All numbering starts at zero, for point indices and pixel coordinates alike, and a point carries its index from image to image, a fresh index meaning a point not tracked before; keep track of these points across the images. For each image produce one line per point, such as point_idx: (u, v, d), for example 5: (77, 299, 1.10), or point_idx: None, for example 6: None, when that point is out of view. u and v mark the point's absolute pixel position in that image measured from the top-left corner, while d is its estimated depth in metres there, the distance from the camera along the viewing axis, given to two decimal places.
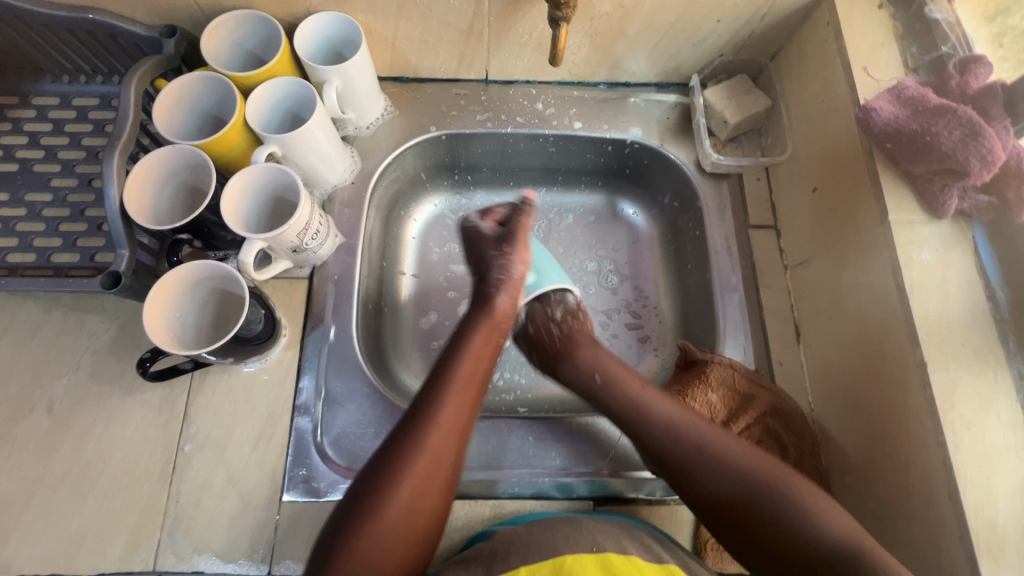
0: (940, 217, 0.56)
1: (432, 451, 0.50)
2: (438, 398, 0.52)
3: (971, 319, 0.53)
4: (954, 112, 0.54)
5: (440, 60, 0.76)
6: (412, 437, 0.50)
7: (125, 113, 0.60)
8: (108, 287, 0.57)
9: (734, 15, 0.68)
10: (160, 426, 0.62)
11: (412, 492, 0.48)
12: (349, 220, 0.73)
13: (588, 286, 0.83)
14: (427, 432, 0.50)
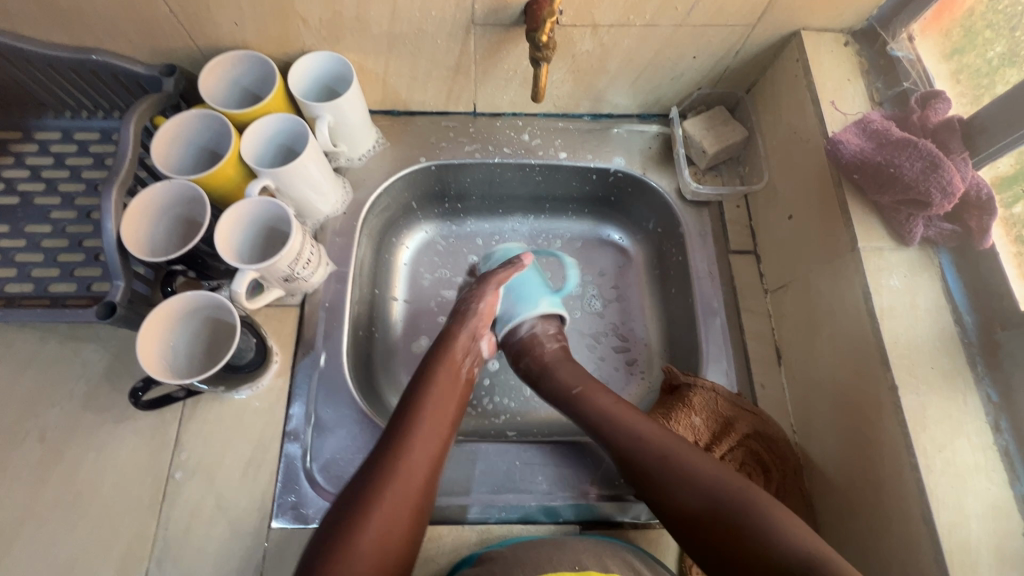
0: (906, 244, 0.58)
1: (403, 468, 0.54)
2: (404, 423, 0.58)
3: (940, 342, 0.55)
4: (915, 146, 0.56)
5: (430, 94, 0.79)
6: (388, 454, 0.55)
7: (125, 149, 0.62)
8: (103, 317, 0.59)
9: (708, 52, 0.72)
10: (152, 453, 0.63)
11: (386, 509, 0.51)
12: (340, 249, 0.75)
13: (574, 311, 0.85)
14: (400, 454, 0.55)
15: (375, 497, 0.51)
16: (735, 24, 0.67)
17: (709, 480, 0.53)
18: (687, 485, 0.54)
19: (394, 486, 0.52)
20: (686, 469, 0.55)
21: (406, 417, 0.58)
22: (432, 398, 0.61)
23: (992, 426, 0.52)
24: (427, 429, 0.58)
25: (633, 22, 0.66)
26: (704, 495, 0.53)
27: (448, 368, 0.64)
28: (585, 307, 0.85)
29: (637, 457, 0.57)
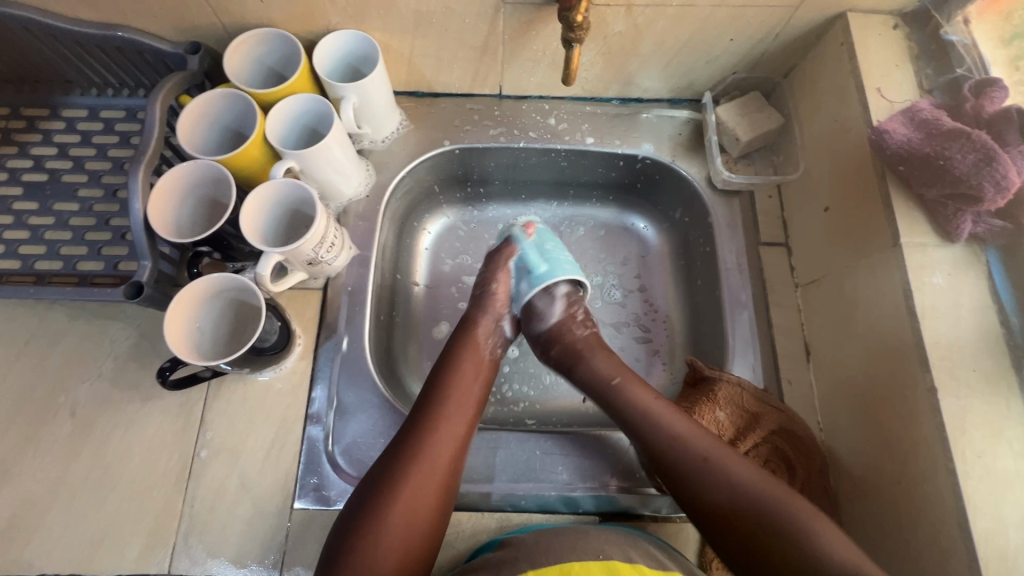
0: (952, 240, 0.56)
1: (422, 462, 0.55)
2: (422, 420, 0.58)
3: (983, 344, 0.52)
4: (968, 137, 0.53)
5: (456, 76, 0.77)
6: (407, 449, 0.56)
7: (151, 128, 0.62)
8: (131, 297, 0.60)
9: (747, 34, 0.69)
10: (178, 431, 0.64)
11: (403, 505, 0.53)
12: (363, 233, 0.75)
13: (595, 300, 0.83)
14: (418, 447, 0.56)
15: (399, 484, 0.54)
16: (777, 4, 0.64)
17: (744, 480, 0.54)
18: (720, 479, 0.54)
19: (416, 472, 0.55)
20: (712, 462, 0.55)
21: (429, 404, 0.60)
22: (455, 384, 0.62)
23: None
24: (449, 417, 0.59)
25: (669, 1, 0.63)
26: (730, 491, 0.53)
27: (469, 354, 0.65)
28: (606, 296, 0.83)
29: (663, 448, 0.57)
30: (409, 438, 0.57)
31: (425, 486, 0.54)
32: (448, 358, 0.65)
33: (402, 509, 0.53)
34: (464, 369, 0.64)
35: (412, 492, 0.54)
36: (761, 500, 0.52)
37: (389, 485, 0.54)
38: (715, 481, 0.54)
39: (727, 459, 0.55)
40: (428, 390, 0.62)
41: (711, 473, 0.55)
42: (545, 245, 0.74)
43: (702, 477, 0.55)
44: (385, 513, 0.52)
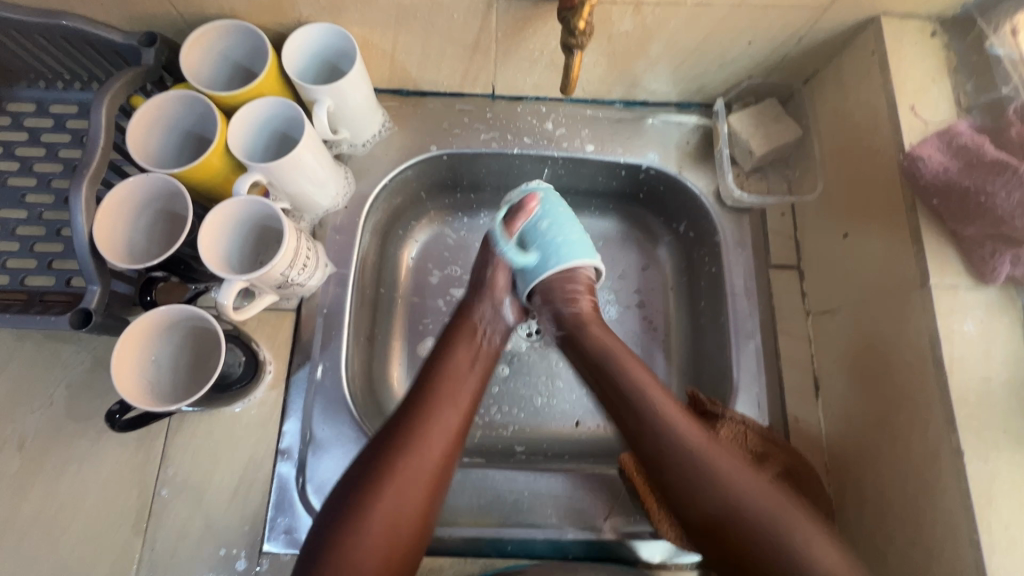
0: (986, 283, 0.50)
1: (412, 458, 0.51)
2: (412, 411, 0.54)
3: (1014, 401, 0.48)
4: (1015, 171, 0.47)
5: (444, 74, 0.70)
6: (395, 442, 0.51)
7: (97, 135, 0.55)
8: (78, 326, 0.54)
9: (767, 37, 0.62)
10: (137, 467, 0.59)
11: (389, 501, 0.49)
12: (340, 248, 0.69)
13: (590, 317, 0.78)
14: (408, 441, 0.52)
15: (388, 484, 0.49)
16: (804, 6, 0.57)
17: (726, 480, 0.50)
18: (704, 473, 0.50)
19: (406, 471, 0.50)
20: (698, 454, 0.51)
21: (419, 397, 0.55)
22: (449, 373, 0.57)
23: None
24: (441, 410, 0.54)
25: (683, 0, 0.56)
26: (721, 492, 0.49)
27: (466, 339, 0.61)
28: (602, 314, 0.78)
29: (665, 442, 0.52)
30: (396, 434, 0.52)
31: (414, 487, 0.50)
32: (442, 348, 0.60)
33: (387, 508, 0.49)
34: (458, 357, 0.59)
35: (400, 492, 0.50)
36: (744, 503, 0.48)
37: (373, 483, 0.49)
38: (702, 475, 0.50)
39: (715, 454, 0.51)
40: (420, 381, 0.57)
41: (697, 465, 0.50)
42: (540, 227, 0.67)
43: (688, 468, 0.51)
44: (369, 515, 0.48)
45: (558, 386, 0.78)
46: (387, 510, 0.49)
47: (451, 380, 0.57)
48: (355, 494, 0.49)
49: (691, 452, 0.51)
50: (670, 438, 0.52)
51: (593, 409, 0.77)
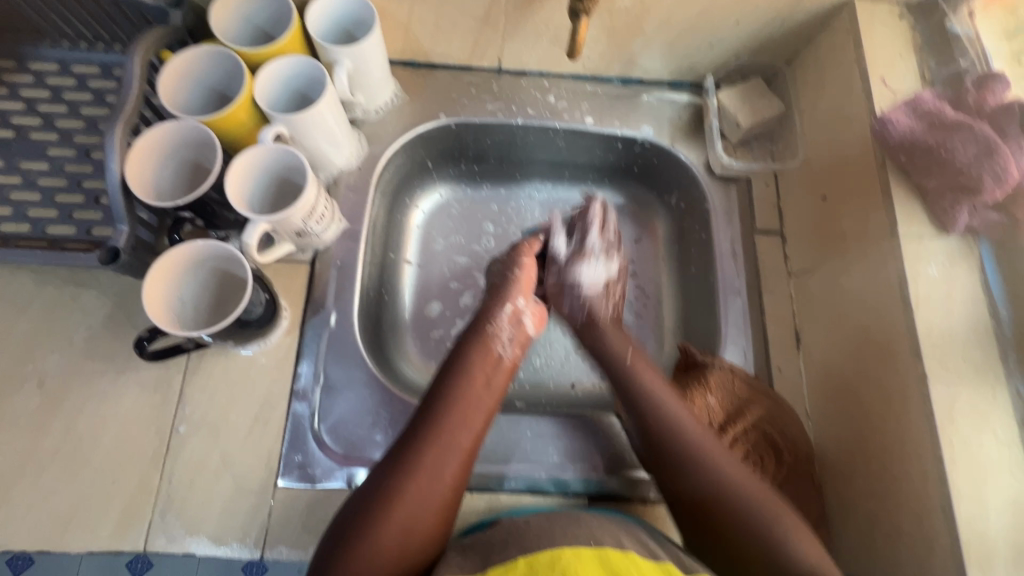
0: (948, 232, 0.56)
1: (432, 469, 0.51)
2: (432, 423, 0.53)
3: (974, 335, 0.53)
4: (971, 129, 0.54)
5: (453, 46, 0.75)
6: (415, 453, 0.51)
7: (130, 84, 0.58)
8: (106, 262, 0.56)
9: (753, 17, 0.68)
10: (155, 405, 0.62)
11: (407, 515, 0.48)
12: (353, 206, 0.72)
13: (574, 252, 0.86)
14: (431, 451, 0.52)
15: (411, 480, 0.50)
16: None
17: (729, 479, 0.52)
18: (695, 476, 0.53)
19: (429, 473, 0.50)
20: (698, 456, 0.54)
21: (439, 399, 0.55)
22: (470, 378, 0.57)
23: (1020, 423, 0.51)
24: (456, 414, 0.54)
25: None
26: (714, 482, 0.52)
27: (484, 339, 0.61)
28: None
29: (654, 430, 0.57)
30: (417, 437, 0.52)
31: (437, 488, 0.50)
32: (460, 351, 0.60)
33: (411, 507, 0.49)
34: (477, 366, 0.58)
35: (420, 491, 0.50)
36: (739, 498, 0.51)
37: (392, 494, 0.49)
38: (696, 468, 0.53)
39: (710, 450, 0.55)
40: (437, 386, 0.57)
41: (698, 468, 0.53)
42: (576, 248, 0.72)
43: (674, 459, 0.55)
44: (385, 525, 0.47)
45: (555, 348, 0.82)
46: (407, 508, 0.49)
47: (473, 386, 0.57)
48: (373, 500, 0.49)
49: (693, 459, 0.54)
50: (679, 441, 0.55)
51: (589, 368, 0.81)
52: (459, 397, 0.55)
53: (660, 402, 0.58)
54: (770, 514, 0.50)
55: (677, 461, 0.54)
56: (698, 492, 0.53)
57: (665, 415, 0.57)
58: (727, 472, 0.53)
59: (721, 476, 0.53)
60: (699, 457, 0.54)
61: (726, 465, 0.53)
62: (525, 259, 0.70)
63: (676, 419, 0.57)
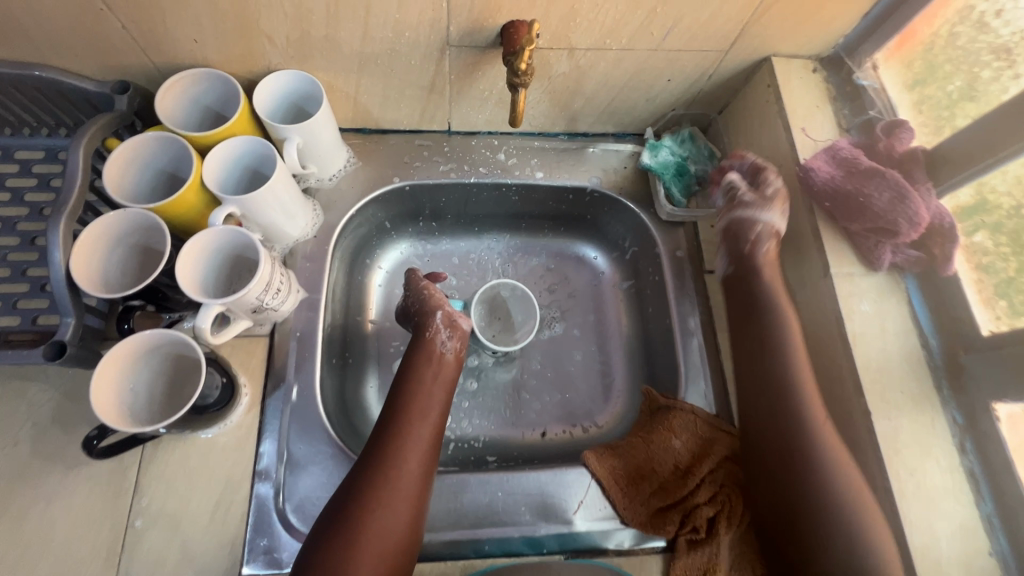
0: (875, 270, 0.60)
1: (397, 471, 0.57)
2: (395, 427, 0.60)
3: (909, 366, 0.57)
4: (882, 176, 0.58)
5: (403, 113, 0.77)
6: (382, 458, 0.57)
7: (73, 175, 0.58)
8: (51, 358, 0.55)
9: (683, 75, 0.72)
10: (110, 500, 0.59)
11: (382, 510, 0.54)
12: (310, 275, 0.72)
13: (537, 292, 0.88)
14: (396, 455, 0.58)
15: (380, 480, 0.56)
16: (707, 49, 0.67)
17: (808, 450, 0.54)
18: (817, 470, 0.53)
19: (384, 487, 0.55)
20: (805, 415, 0.55)
21: (390, 423, 0.61)
22: (416, 397, 0.63)
23: (959, 450, 0.54)
24: (414, 421, 0.61)
25: (609, 46, 0.66)
26: (825, 475, 0.52)
27: (429, 361, 0.67)
28: (544, 330, 0.85)
29: (778, 402, 0.57)
30: (371, 472, 0.56)
31: (398, 496, 0.55)
32: (407, 373, 0.66)
33: (375, 537, 0.53)
34: (424, 378, 0.65)
35: (390, 488, 0.55)
36: (831, 490, 0.51)
37: (366, 493, 0.55)
38: (807, 451, 0.53)
39: (836, 449, 0.53)
40: (388, 418, 0.61)
41: (807, 437, 0.54)
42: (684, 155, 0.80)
43: (788, 442, 0.55)
44: (362, 521, 0.53)
45: (524, 397, 0.82)
46: (370, 539, 0.52)
47: (419, 403, 0.63)
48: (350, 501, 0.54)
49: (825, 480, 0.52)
50: (812, 460, 0.53)
51: (557, 415, 0.81)
52: (412, 409, 0.62)
53: (798, 381, 0.57)
54: (838, 493, 0.51)
55: (814, 489, 0.52)
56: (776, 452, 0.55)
57: (792, 389, 0.57)
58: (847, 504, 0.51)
59: (839, 521, 0.50)
60: (838, 482, 0.52)
61: (812, 411, 0.56)
62: (425, 283, 0.74)
63: (802, 395, 0.56)
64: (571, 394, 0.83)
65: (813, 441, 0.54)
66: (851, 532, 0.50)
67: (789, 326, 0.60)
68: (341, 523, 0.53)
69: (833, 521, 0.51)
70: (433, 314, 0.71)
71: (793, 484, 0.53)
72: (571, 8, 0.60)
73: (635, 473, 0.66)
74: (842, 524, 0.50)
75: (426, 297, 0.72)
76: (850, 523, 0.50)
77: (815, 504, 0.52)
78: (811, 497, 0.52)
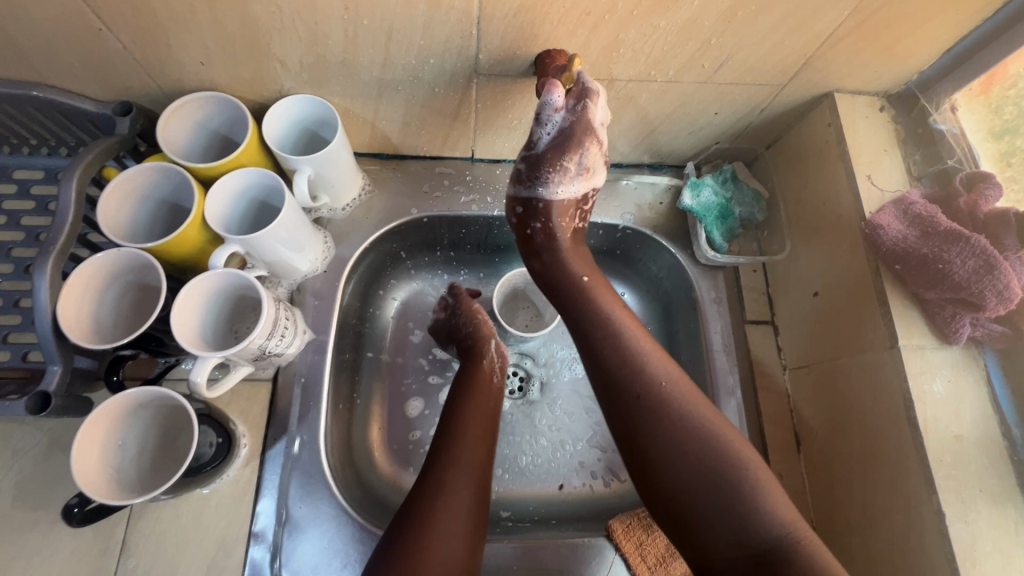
0: (951, 343, 0.53)
1: (456, 490, 0.52)
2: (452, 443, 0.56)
3: (988, 460, 0.50)
4: (967, 241, 0.50)
5: (423, 140, 0.71)
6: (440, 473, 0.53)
7: (65, 211, 0.53)
8: (35, 411, 0.51)
9: (733, 109, 0.65)
10: (94, 560, 0.55)
11: (447, 534, 0.49)
12: (318, 314, 0.67)
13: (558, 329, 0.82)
14: (452, 472, 0.53)
15: (439, 498, 0.51)
16: (763, 83, 0.60)
17: (685, 420, 0.50)
18: (666, 433, 0.50)
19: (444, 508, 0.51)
20: (652, 378, 0.53)
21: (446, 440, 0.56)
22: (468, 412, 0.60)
23: None
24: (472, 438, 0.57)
25: (654, 78, 0.59)
26: (687, 433, 0.49)
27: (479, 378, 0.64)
28: (563, 373, 0.80)
29: (615, 375, 0.54)
30: (430, 486, 0.52)
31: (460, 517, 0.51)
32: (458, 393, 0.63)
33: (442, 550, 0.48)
34: (477, 396, 0.62)
35: (451, 508, 0.51)
36: (700, 450, 0.48)
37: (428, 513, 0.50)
38: (666, 422, 0.50)
39: (698, 419, 0.50)
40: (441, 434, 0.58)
41: (654, 406, 0.51)
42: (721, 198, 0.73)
43: (647, 417, 0.51)
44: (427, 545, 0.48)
45: (542, 445, 0.76)
46: (439, 558, 0.47)
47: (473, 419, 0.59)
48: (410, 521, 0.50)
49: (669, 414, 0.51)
50: (661, 416, 0.51)
51: (577, 467, 0.75)
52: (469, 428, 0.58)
53: (636, 352, 0.55)
54: (726, 463, 0.48)
55: (659, 464, 0.49)
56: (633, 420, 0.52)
57: (638, 362, 0.54)
58: (672, 431, 0.50)
59: (749, 486, 0.47)
60: (667, 396, 0.52)
61: (660, 373, 0.53)
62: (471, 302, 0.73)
63: (619, 364, 0.54)
64: (592, 445, 0.77)
65: (652, 405, 0.51)
66: (774, 529, 0.45)
67: (608, 313, 0.59)
68: (404, 545, 0.48)
69: (739, 486, 0.46)
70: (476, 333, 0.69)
71: (648, 454, 0.50)
72: (616, 38, 0.53)
73: (665, 550, 0.60)
74: (749, 491, 0.46)
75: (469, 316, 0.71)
76: (756, 487, 0.47)
77: (666, 473, 0.49)
78: (697, 470, 0.48)
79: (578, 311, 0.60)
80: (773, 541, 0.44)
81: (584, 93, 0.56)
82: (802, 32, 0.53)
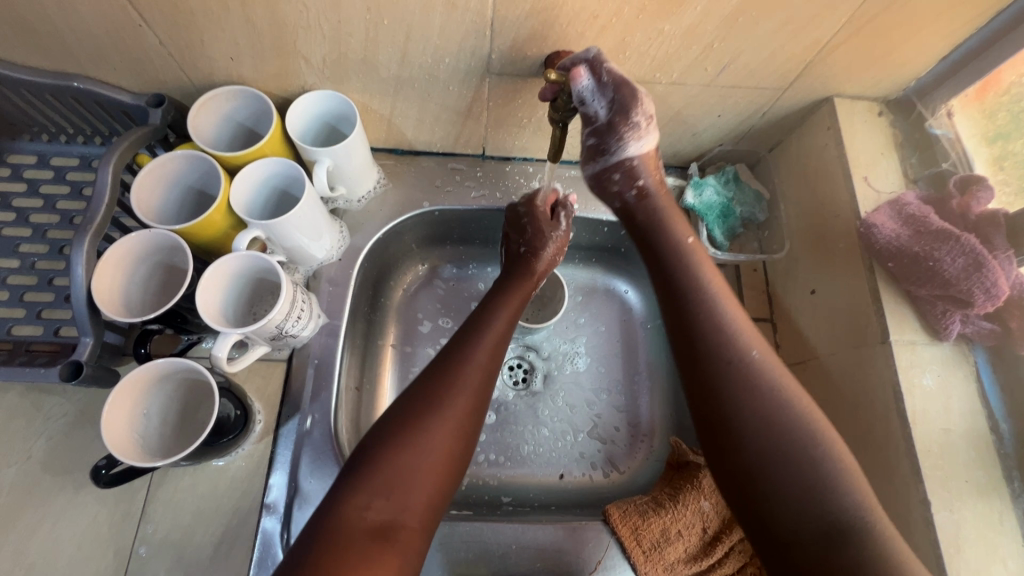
0: (941, 339, 0.55)
1: (461, 393, 0.53)
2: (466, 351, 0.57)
3: (975, 452, 0.51)
4: (957, 240, 0.52)
5: (437, 137, 0.74)
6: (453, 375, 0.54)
7: (101, 195, 0.57)
8: (67, 378, 0.54)
9: (735, 111, 0.67)
10: (116, 524, 0.58)
11: (443, 433, 0.50)
12: (332, 300, 0.70)
13: (561, 322, 0.84)
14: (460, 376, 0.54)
15: (440, 399, 0.52)
16: (765, 86, 0.63)
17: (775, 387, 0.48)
18: (750, 395, 0.47)
19: (447, 410, 0.52)
20: (739, 344, 0.50)
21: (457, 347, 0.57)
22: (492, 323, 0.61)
23: None
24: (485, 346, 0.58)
25: (657, 80, 0.62)
26: (765, 400, 0.47)
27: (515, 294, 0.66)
28: (566, 366, 0.82)
29: (700, 331, 0.52)
30: (430, 388, 0.53)
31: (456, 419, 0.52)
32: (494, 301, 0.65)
33: (434, 445, 0.49)
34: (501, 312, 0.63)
35: (454, 409, 0.52)
36: (771, 408, 0.46)
37: (422, 410, 0.51)
38: (748, 386, 0.48)
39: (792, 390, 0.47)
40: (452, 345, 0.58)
41: (733, 365, 0.49)
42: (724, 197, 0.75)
43: (729, 380, 0.48)
44: (419, 440, 0.49)
45: (544, 434, 0.78)
46: (430, 452, 0.49)
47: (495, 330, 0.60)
48: (405, 412, 0.51)
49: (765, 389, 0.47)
50: (747, 379, 0.48)
51: (578, 457, 0.77)
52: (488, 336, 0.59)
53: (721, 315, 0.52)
54: (799, 422, 0.46)
55: (735, 418, 0.47)
56: (711, 375, 0.49)
57: (723, 322, 0.52)
58: (756, 405, 0.47)
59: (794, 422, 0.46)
60: (757, 369, 0.49)
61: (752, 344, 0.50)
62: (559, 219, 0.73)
63: (715, 324, 0.51)
64: (592, 436, 0.79)
65: (731, 360, 0.49)
66: (846, 508, 0.42)
67: (705, 278, 0.56)
68: (395, 436, 0.49)
69: (809, 452, 0.44)
70: (535, 255, 0.70)
71: (732, 412, 0.47)
72: (622, 41, 0.56)
73: (660, 535, 0.62)
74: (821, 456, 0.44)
75: (550, 236, 0.71)
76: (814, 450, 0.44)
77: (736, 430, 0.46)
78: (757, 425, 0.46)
79: (669, 273, 0.57)
80: (842, 524, 0.42)
81: (597, 63, 0.55)
82: (802, 37, 0.55)
